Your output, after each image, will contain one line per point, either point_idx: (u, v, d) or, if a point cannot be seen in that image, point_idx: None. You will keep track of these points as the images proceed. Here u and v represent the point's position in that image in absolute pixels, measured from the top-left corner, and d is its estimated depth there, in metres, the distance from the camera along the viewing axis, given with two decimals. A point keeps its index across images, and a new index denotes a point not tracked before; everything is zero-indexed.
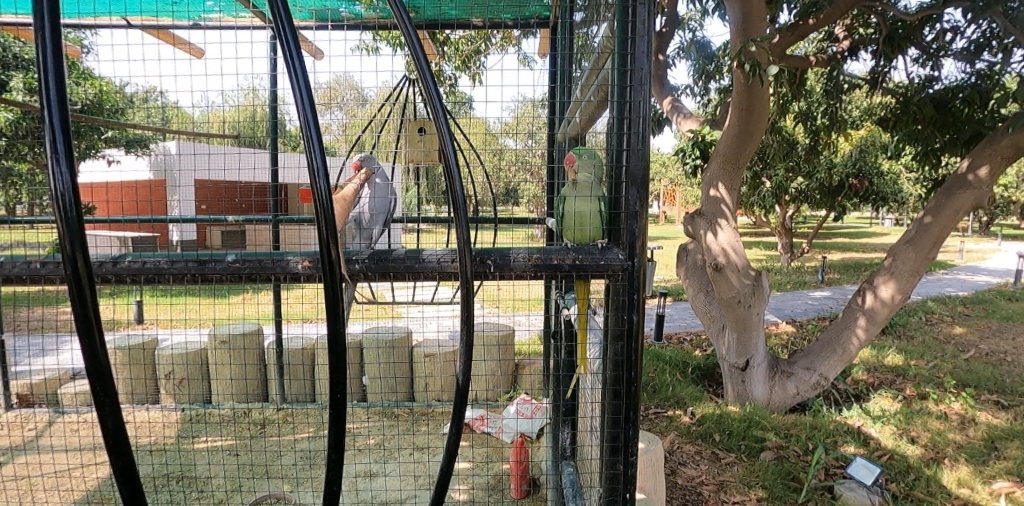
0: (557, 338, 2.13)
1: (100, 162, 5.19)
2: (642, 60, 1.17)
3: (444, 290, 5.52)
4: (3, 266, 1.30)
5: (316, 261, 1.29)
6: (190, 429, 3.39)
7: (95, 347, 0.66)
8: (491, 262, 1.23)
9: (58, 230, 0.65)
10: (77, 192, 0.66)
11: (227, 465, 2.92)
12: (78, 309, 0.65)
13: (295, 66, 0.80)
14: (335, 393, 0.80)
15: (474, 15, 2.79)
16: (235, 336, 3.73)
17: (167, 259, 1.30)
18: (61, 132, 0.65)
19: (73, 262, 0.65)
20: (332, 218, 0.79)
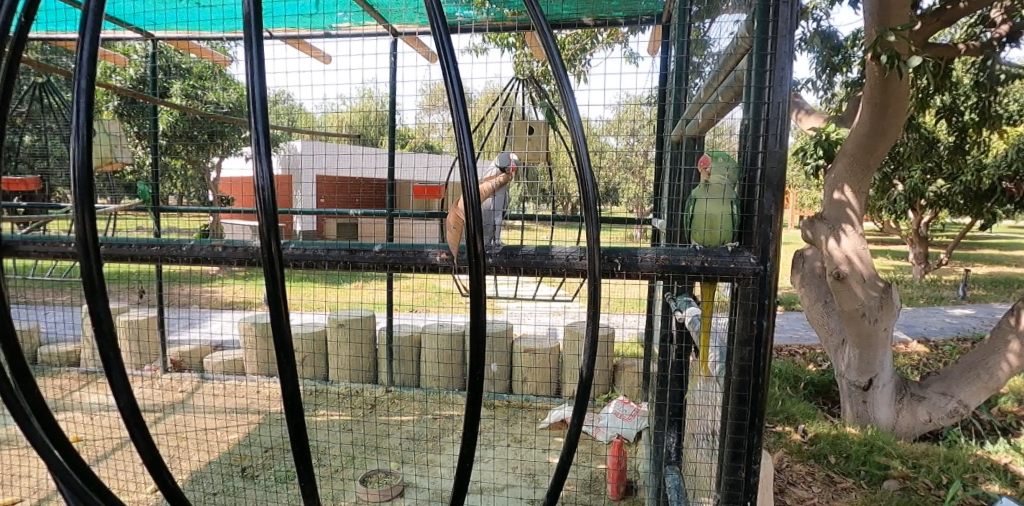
0: (663, 341, 2.09)
1: (240, 159, 5.80)
2: (784, 61, 1.12)
3: (544, 288, 5.59)
4: (191, 249, 1.48)
5: (452, 252, 1.37)
6: (311, 401, 3.73)
7: (284, 338, 0.67)
8: (618, 261, 1.24)
9: (259, 224, 0.64)
10: (274, 186, 0.65)
11: (344, 439, 3.18)
12: (274, 303, 0.65)
13: (451, 73, 0.78)
14: (475, 387, 0.79)
15: (584, 14, 2.80)
16: (352, 320, 4.02)
17: (323, 247, 1.43)
18: (261, 119, 0.63)
19: (269, 257, 0.64)
20: (481, 222, 0.77)
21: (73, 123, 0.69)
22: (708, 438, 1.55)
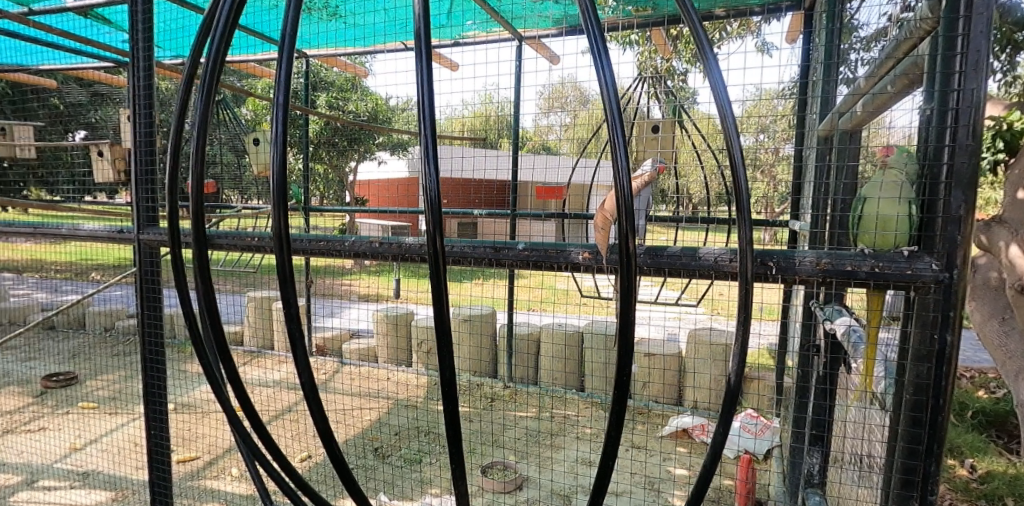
0: (803, 354, 1.93)
1: (374, 163, 6.28)
2: (978, 42, 0.98)
3: (664, 292, 5.42)
4: (353, 243, 1.52)
5: (597, 252, 1.31)
6: (436, 391, 3.96)
7: (445, 338, 0.68)
8: (772, 264, 1.17)
9: (427, 223, 0.67)
10: (440, 188, 0.68)
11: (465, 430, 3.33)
12: (437, 302, 0.67)
13: (605, 71, 0.70)
14: (620, 405, 0.72)
15: (714, 6, 2.67)
16: (474, 315, 4.18)
17: (470, 244, 1.42)
18: (430, 132, 0.66)
19: (435, 255, 0.66)
20: (638, 224, 0.68)
21: (275, 131, 0.72)
22: (871, 467, 1.41)
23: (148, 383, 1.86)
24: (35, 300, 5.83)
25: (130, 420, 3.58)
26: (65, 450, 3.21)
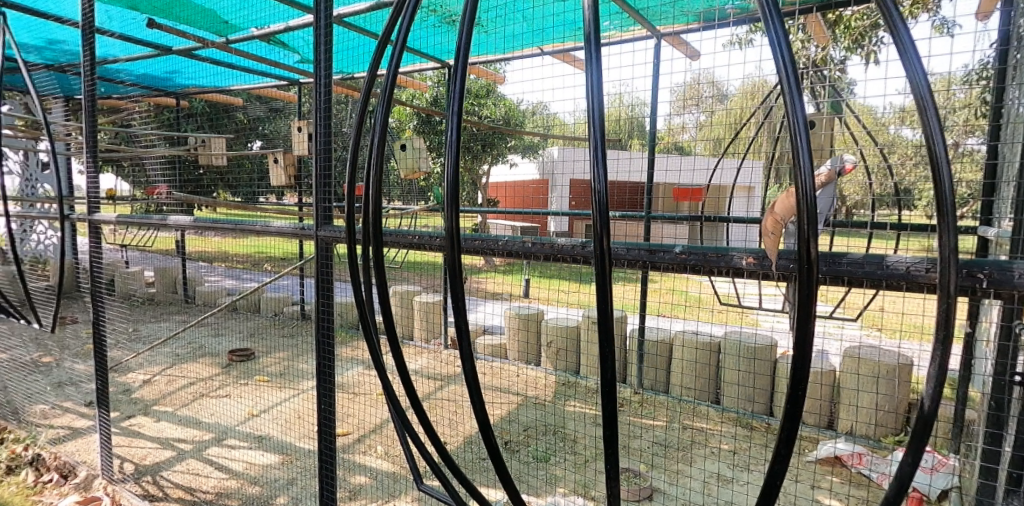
0: (997, 383, 1.68)
1: (507, 166, 6.49)
2: None
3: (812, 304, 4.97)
4: (507, 242, 1.58)
5: (763, 258, 1.21)
6: (563, 392, 4.01)
7: (605, 319, 0.83)
8: (984, 277, 0.99)
9: (594, 222, 0.83)
10: (607, 190, 0.83)
11: (594, 433, 3.33)
12: (599, 285, 0.83)
13: (788, 76, 0.77)
14: (794, 405, 0.79)
15: None
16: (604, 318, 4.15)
17: (624, 245, 1.40)
18: (600, 130, 0.82)
19: (599, 249, 0.83)
20: (819, 226, 0.75)
21: (447, 137, 0.95)
22: None
23: (320, 365, 2.08)
24: (222, 286, 6.83)
25: (294, 394, 4.07)
26: (245, 415, 3.72)
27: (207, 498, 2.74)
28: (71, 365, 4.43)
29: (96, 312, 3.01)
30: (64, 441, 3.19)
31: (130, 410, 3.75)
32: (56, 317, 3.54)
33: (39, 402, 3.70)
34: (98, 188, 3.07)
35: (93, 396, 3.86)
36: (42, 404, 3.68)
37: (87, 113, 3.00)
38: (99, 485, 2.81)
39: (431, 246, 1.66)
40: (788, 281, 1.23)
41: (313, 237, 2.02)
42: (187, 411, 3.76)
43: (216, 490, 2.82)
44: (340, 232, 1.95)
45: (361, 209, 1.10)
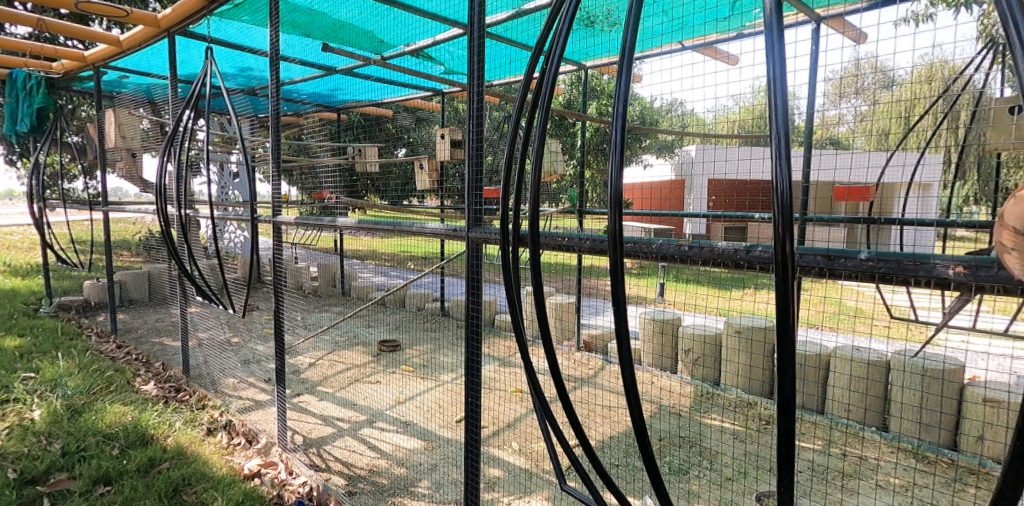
0: None
1: None
2: None
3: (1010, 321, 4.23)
4: (661, 245, 1.54)
5: (976, 267, 1.09)
6: (702, 403, 3.85)
7: (785, 299, 1.00)
8: None
9: (777, 218, 0.99)
10: (790, 190, 0.99)
11: (737, 450, 3.16)
12: (782, 281, 0.99)
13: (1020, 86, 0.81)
14: None
15: None
16: (750, 328, 3.89)
17: (798, 249, 1.31)
18: (784, 124, 0.99)
19: (783, 246, 0.99)
20: None
21: (615, 141, 1.21)
22: None
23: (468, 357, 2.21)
24: (374, 281, 7.48)
25: (435, 385, 4.33)
26: (394, 401, 4.05)
27: (361, 474, 3.02)
28: (255, 347, 5.15)
29: (275, 302, 3.46)
30: (250, 411, 3.71)
31: (299, 388, 4.25)
32: (245, 305, 4.12)
33: (231, 375, 4.34)
34: (279, 193, 3.53)
35: (271, 374, 4.44)
36: (233, 378, 4.31)
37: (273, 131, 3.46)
38: (276, 452, 3.22)
39: (580, 248, 1.69)
40: (1009, 294, 1.08)
41: (464, 239, 2.14)
42: (345, 393, 4.17)
43: (369, 467, 3.10)
44: (488, 235, 2.05)
45: (536, 197, 1.39)
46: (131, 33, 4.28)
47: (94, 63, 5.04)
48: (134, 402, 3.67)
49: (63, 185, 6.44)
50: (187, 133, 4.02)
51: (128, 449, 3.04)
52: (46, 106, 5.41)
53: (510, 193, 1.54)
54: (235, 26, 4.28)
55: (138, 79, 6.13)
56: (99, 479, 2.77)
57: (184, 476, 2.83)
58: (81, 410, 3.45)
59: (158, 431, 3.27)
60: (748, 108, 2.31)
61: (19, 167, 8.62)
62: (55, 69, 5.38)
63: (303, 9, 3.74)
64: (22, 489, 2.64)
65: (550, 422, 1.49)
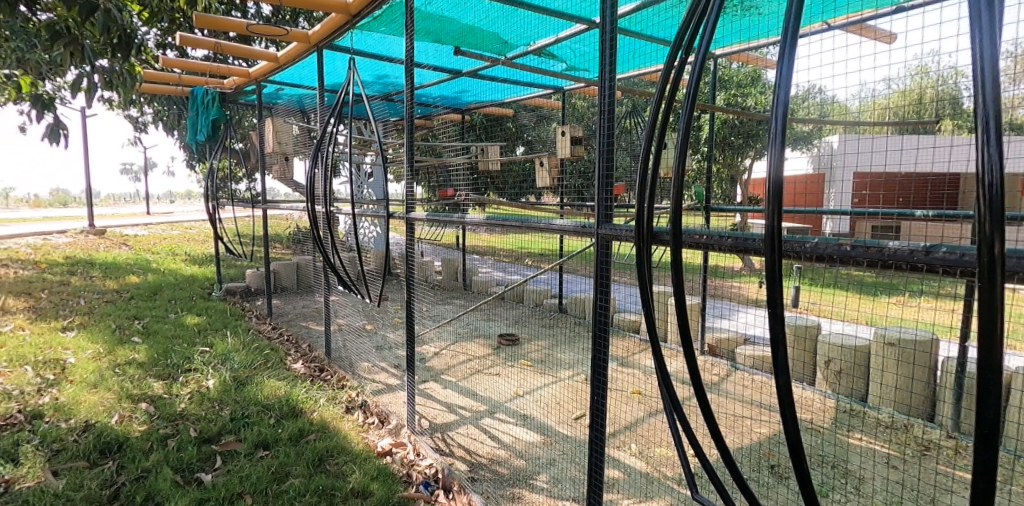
0: None
1: None
2: None
3: None
4: (816, 244, 1.42)
5: None
6: (845, 420, 3.51)
7: (991, 304, 0.94)
8: None
9: (983, 216, 0.93)
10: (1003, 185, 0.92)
11: (887, 476, 2.85)
12: (989, 288, 0.93)
13: None
14: None
15: None
16: (906, 340, 3.47)
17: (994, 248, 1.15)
18: (994, 108, 0.92)
19: (991, 249, 0.93)
20: None
21: (775, 133, 1.22)
22: None
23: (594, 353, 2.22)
24: (493, 276, 7.71)
25: (553, 381, 4.37)
26: (513, 394, 4.14)
27: (482, 462, 3.14)
28: (386, 334, 5.54)
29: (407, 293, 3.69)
30: (382, 394, 4.00)
31: (425, 375, 4.50)
32: (379, 294, 4.44)
33: (366, 360, 4.70)
34: (411, 192, 3.75)
35: (400, 360, 4.75)
36: (367, 362, 4.67)
37: (408, 135, 3.69)
38: (405, 433, 3.44)
39: (720, 247, 1.64)
40: None
41: (594, 236, 2.16)
42: (467, 382, 4.34)
43: (489, 456, 3.21)
44: (619, 231, 2.05)
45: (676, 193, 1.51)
46: (287, 49, 4.77)
47: (257, 78, 5.68)
48: (287, 378, 4.11)
49: (231, 185, 7.37)
50: (332, 138, 4.42)
51: (282, 419, 3.42)
52: (219, 118, 6.19)
53: (643, 195, 1.68)
54: (374, 37, 4.60)
55: (292, 91, 6.84)
56: (259, 444, 3.14)
57: (328, 448, 3.11)
58: (245, 382, 3.94)
59: (305, 405, 3.63)
60: (905, 92, 2.05)
61: (197, 170, 10.01)
62: (226, 85, 6.15)
63: (434, 16, 3.92)
64: (201, 446, 3.07)
65: (677, 415, 1.61)
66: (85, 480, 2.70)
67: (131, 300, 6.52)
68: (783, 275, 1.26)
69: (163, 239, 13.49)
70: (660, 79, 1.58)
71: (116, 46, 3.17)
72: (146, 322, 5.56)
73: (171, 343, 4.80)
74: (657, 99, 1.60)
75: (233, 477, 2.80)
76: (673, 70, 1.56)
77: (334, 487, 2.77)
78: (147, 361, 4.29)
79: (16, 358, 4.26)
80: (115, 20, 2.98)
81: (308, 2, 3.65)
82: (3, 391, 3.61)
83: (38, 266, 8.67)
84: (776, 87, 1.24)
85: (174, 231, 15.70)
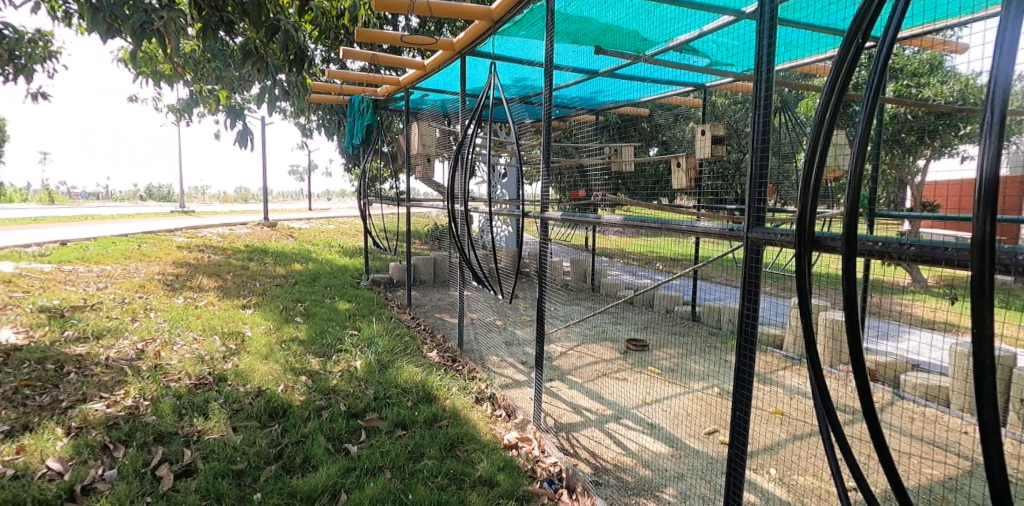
0: None
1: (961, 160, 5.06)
2: None
3: None
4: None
5: None
6: None
7: None
8: None
9: None
10: None
11: None
12: None
13: None
14: None
15: None
16: None
17: None
18: None
19: None
20: None
21: (989, 124, 1.08)
22: None
23: (739, 362, 2.13)
24: (623, 280, 7.57)
25: (683, 392, 4.18)
26: (640, 401, 4.02)
27: (607, 467, 3.09)
28: (514, 330, 5.69)
29: (538, 291, 3.75)
30: (509, 388, 4.11)
31: (551, 374, 4.54)
32: (511, 291, 4.57)
33: (495, 354, 4.86)
34: (544, 191, 3.79)
35: (528, 357, 4.84)
36: (496, 356, 4.83)
37: (545, 135, 3.71)
38: (531, 429, 3.50)
39: (901, 256, 1.47)
40: None
41: (744, 240, 2.04)
42: (593, 385, 4.30)
43: (614, 462, 3.15)
44: (774, 234, 1.90)
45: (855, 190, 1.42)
46: (434, 57, 5.06)
47: (407, 86, 6.12)
48: (423, 365, 4.38)
49: (381, 184, 8.02)
50: (471, 141, 4.63)
51: (418, 403, 3.65)
52: (373, 123, 6.86)
53: (810, 197, 1.60)
54: (514, 41, 4.72)
55: (436, 97, 7.27)
56: (398, 423, 3.38)
57: (459, 434, 3.26)
58: (387, 365, 4.27)
59: (439, 392, 3.85)
60: None
61: (352, 170, 11.03)
62: (379, 93, 6.69)
63: (574, 16, 3.93)
64: (349, 420, 3.38)
65: (838, 437, 1.53)
66: (257, 438, 3.11)
67: (295, 285, 7.38)
68: (991, 291, 1.14)
69: (322, 232, 15.07)
70: (832, 69, 1.53)
71: (293, 61, 3.61)
72: (307, 305, 6.26)
73: (327, 325, 5.35)
74: (828, 90, 1.55)
75: (376, 451, 3.04)
76: (850, 58, 1.48)
77: (464, 473, 2.90)
78: (307, 339, 4.82)
79: (208, 329, 5.02)
80: (292, 38, 3.39)
81: (454, 11, 3.84)
82: (198, 356, 4.28)
83: (225, 252, 10.13)
84: (994, 71, 1.09)
85: (331, 225, 17.45)
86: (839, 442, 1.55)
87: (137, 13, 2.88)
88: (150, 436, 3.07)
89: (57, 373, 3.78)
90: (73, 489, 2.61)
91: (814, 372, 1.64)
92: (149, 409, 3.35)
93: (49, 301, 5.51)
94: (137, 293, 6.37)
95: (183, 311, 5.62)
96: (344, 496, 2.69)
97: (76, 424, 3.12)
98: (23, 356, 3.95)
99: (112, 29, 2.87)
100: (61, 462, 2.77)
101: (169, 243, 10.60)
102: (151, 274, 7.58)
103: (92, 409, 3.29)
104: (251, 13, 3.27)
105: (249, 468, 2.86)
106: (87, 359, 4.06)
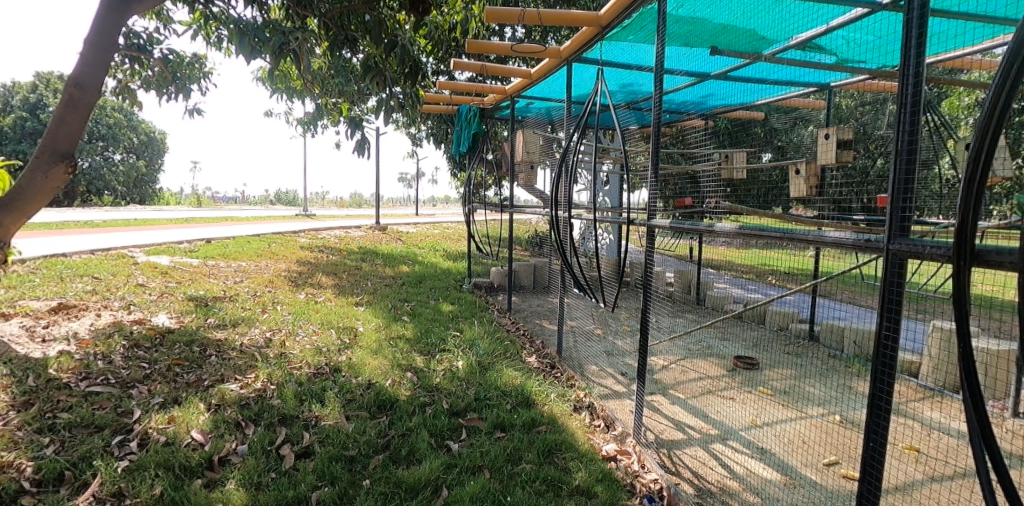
0: None
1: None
2: None
3: None
4: None
5: None
6: None
7: None
8: None
9: None
10: None
11: None
12: None
13: None
14: None
15: None
16: None
17: None
18: None
19: None
20: None
21: None
22: None
23: (874, 390, 1.94)
24: (731, 293, 7.16)
25: (799, 417, 3.87)
26: (749, 423, 3.77)
27: (712, 489, 2.93)
28: (614, 340, 5.58)
29: (642, 301, 3.64)
30: (608, 399, 4.02)
31: (652, 388, 4.39)
32: (612, 300, 4.47)
33: (594, 363, 4.80)
34: (652, 199, 3.67)
35: (628, 368, 4.72)
36: (596, 366, 4.75)
37: (653, 140, 3.59)
38: (631, 442, 3.41)
39: None
40: None
41: (882, 252, 1.86)
42: (697, 402, 4.10)
43: (720, 485, 2.97)
44: (922, 248, 1.72)
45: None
46: (541, 65, 5.10)
47: (513, 95, 6.23)
48: (523, 370, 4.42)
49: (485, 191, 8.22)
50: (576, 149, 4.61)
51: (517, 407, 3.69)
52: (478, 131, 6.94)
53: (976, 208, 1.50)
54: (623, 47, 4.65)
55: (541, 105, 7.34)
56: (497, 425, 3.43)
57: (557, 442, 3.25)
58: (487, 367, 4.35)
59: (538, 397, 3.85)
60: None
61: (458, 177, 11.41)
62: (487, 102, 6.86)
63: (685, 18, 3.81)
64: (451, 418, 3.49)
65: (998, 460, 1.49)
66: (367, 428, 3.30)
67: (403, 285, 7.79)
68: None
69: (427, 236, 15.73)
70: (1004, 62, 1.41)
71: (408, 74, 3.81)
72: (413, 305, 6.57)
73: (431, 325, 5.57)
74: (996, 88, 1.43)
75: (475, 451, 3.11)
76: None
77: (562, 481, 2.88)
78: (412, 337, 5.05)
79: (326, 323, 5.42)
80: (408, 51, 3.57)
81: (562, 19, 3.86)
82: (317, 348, 4.62)
83: (342, 252, 10.89)
84: None
85: (436, 230, 18.20)
86: (1006, 473, 1.46)
87: (277, 34, 3.19)
88: (275, 418, 3.37)
89: (202, 355, 4.26)
90: (212, 459, 2.92)
91: (974, 395, 1.54)
92: (275, 393, 3.67)
93: (195, 291, 6.23)
94: (267, 287, 7.03)
95: (305, 305, 6.11)
96: (445, 491, 2.78)
97: (215, 402, 3.49)
98: (174, 338, 4.50)
99: (256, 50, 3.20)
100: (202, 434, 3.11)
101: (294, 243, 11.60)
102: (278, 271, 8.33)
103: (228, 389, 3.66)
104: (373, 30, 3.50)
105: (360, 456, 3.04)
106: (225, 344, 4.53)
